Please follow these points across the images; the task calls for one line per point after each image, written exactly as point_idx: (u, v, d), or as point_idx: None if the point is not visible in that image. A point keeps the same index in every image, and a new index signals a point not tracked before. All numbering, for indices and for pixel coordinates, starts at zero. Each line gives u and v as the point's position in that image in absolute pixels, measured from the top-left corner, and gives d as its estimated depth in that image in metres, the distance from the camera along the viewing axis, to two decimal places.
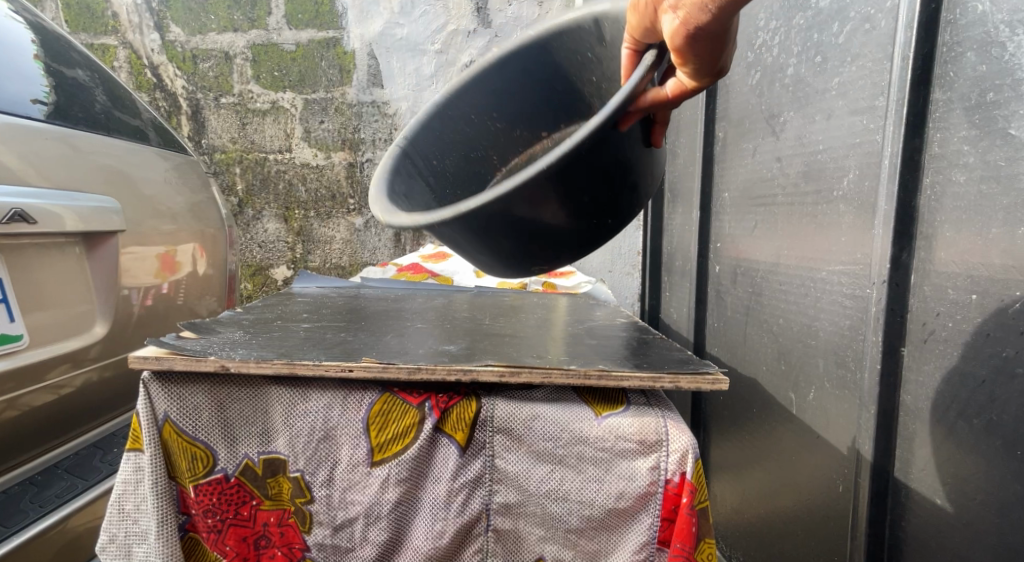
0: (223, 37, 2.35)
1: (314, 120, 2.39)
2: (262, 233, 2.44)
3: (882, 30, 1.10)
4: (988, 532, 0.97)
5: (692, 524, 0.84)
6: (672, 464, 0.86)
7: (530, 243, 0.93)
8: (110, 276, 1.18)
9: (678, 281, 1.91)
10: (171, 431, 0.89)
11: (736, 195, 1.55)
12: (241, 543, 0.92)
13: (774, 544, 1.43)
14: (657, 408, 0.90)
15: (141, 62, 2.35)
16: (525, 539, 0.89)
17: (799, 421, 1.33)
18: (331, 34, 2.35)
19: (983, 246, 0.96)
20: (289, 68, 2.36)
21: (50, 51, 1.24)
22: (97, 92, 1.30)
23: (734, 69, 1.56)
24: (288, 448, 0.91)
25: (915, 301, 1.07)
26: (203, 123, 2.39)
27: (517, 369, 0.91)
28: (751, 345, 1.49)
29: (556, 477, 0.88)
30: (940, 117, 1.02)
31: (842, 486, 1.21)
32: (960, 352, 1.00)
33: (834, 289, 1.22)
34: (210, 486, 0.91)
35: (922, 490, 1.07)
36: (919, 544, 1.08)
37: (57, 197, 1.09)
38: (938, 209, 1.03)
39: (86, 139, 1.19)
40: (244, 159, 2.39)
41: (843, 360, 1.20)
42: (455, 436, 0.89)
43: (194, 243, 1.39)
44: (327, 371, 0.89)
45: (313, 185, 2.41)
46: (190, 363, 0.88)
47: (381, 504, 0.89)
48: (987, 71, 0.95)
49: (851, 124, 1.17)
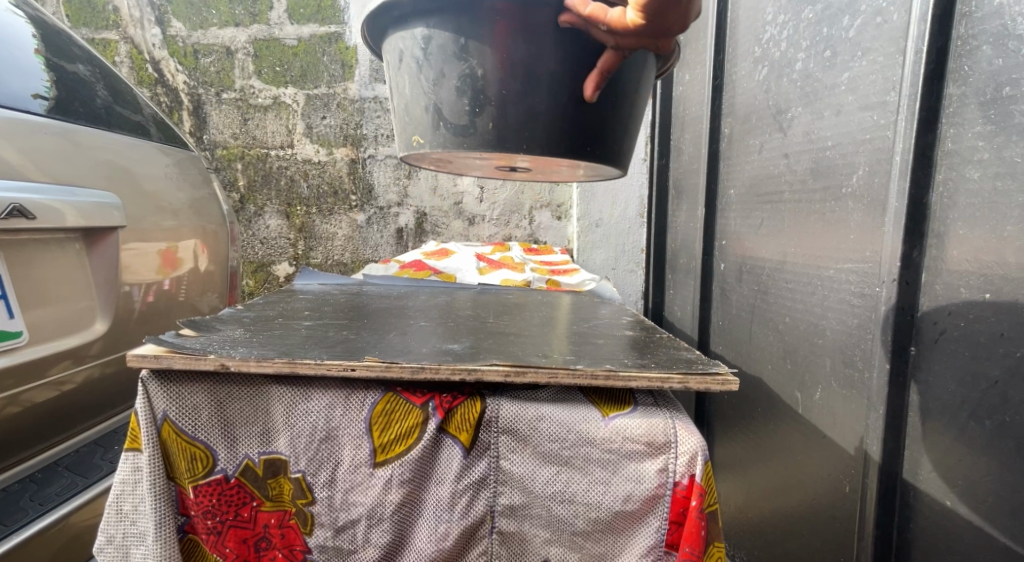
0: (224, 32, 2.33)
1: (316, 116, 2.36)
2: (263, 230, 2.41)
3: (895, 23, 1.08)
4: (1001, 535, 0.95)
5: (701, 528, 0.83)
6: (680, 467, 0.85)
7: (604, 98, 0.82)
8: (112, 272, 1.16)
9: (681, 279, 1.88)
10: (170, 430, 0.88)
11: (743, 191, 1.53)
12: (241, 545, 0.90)
13: (779, 544, 1.42)
14: (665, 410, 0.89)
15: (142, 57, 2.33)
16: (530, 541, 0.88)
17: (805, 420, 1.32)
18: (333, 28, 2.32)
19: (998, 243, 0.94)
20: (291, 64, 2.34)
21: (51, 45, 1.22)
22: (98, 87, 1.29)
23: (740, 64, 1.55)
24: (289, 448, 0.89)
25: (926, 300, 1.05)
26: (205, 118, 2.37)
27: (523, 368, 0.89)
28: (756, 344, 1.48)
29: (562, 479, 0.87)
30: (954, 112, 1.00)
31: (848, 486, 1.20)
32: (973, 351, 0.98)
33: (842, 287, 1.20)
34: (209, 486, 0.89)
35: (932, 491, 1.05)
36: (929, 545, 1.06)
37: (57, 192, 1.07)
38: (950, 206, 1.01)
39: (87, 133, 1.18)
40: (245, 155, 2.37)
41: (850, 359, 1.18)
42: (460, 436, 0.87)
43: (195, 239, 1.38)
44: (329, 370, 0.88)
45: (314, 182, 2.39)
46: (189, 362, 0.87)
47: (383, 505, 0.87)
48: (1003, 65, 0.94)
49: (862, 120, 1.15)
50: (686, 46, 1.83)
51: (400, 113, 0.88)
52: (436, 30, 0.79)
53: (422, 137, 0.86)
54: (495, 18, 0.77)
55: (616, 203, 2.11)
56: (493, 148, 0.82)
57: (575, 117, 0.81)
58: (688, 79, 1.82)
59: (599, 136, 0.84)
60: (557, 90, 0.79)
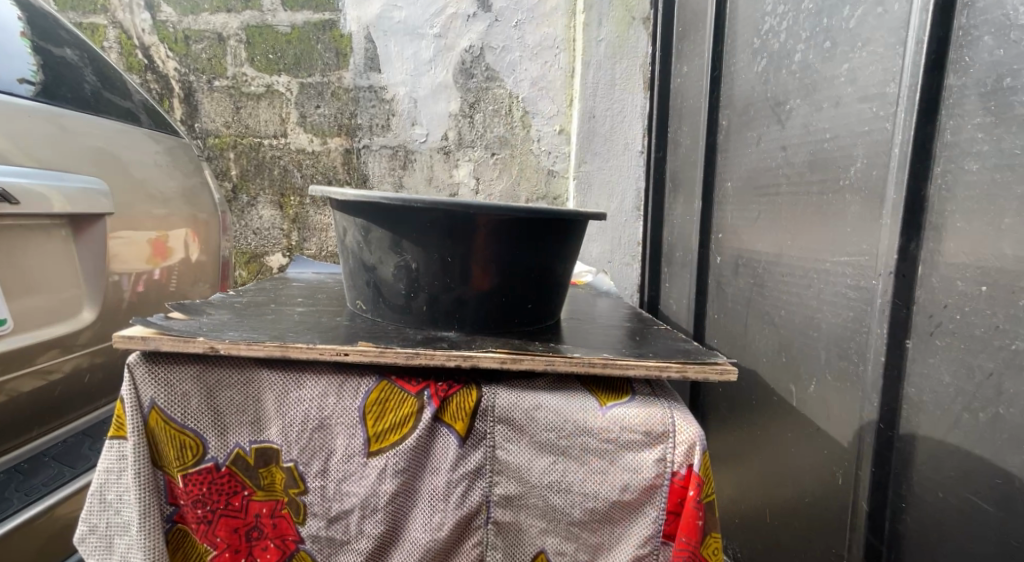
0: (216, 18, 2.06)
1: (310, 105, 2.07)
2: (257, 220, 2.13)
3: (896, 14, 1.08)
4: (991, 525, 0.96)
5: (698, 518, 0.82)
6: (678, 456, 0.84)
7: (509, 287, 1.03)
8: (99, 260, 1.14)
9: (678, 272, 1.86)
10: (158, 418, 0.86)
11: (741, 183, 1.52)
12: (231, 535, 0.89)
13: (772, 536, 1.42)
14: (663, 399, 0.89)
15: (132, 42, 2.07)
16: (526, 531, 0.87)
17: (799, 412, 1.31)
18: (328, 15, 2.04)
19: (995, 236, 0.94)
20: (284, 51, 2.06)
21: (38, 28, 1.20)
22: (87, 72, 1.27)
23: (740, 55, 1.53)
24: (280, 437, 0.88)
25: (922, 293, 1.05)
26: (197, 106, 2.09)
27: (519, 356, 0.89)
28: (752, 336, 1.47)
29: (559, 468, 0.86)
30: (953, 103, 1.00)
31: (841, 477, 1.20)
32: (967, 343, 0.98)
33: (838, 279, 1.20)
34: (199, 475, 0.88)
35: (925, 483, 1.05)
36: (920, 538, 1.06)
37: (43, 176, 1.05)
38: (948, 198, 1.01)
39: (74, 119, 1.16)
40: (239, 144, 2.09)
41: (846, 351, 1.18)
42: (455, 426, 0.86)
43: (186, 228, 1.36)
44: (322, 355, 0.87)
45: (309, 172, 2.10)
46: (178, 344, 0.86)
47: (378, 495, 0.86)
48: (1005, 56, 0.93)
49: (860, 112, 1.15)
50: (685, 38, 1.83)
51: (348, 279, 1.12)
52: (373, 226, 1.01)
53: (363, 303, 1.10)
54: (422, 223, 0.98)
55: (613, 196, 2.00)
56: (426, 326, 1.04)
57: (485, 299, 1.03)
58: (687, 71, 1.81)
59: (502, 316, 1.04)
60: (464, 277, 1.01)
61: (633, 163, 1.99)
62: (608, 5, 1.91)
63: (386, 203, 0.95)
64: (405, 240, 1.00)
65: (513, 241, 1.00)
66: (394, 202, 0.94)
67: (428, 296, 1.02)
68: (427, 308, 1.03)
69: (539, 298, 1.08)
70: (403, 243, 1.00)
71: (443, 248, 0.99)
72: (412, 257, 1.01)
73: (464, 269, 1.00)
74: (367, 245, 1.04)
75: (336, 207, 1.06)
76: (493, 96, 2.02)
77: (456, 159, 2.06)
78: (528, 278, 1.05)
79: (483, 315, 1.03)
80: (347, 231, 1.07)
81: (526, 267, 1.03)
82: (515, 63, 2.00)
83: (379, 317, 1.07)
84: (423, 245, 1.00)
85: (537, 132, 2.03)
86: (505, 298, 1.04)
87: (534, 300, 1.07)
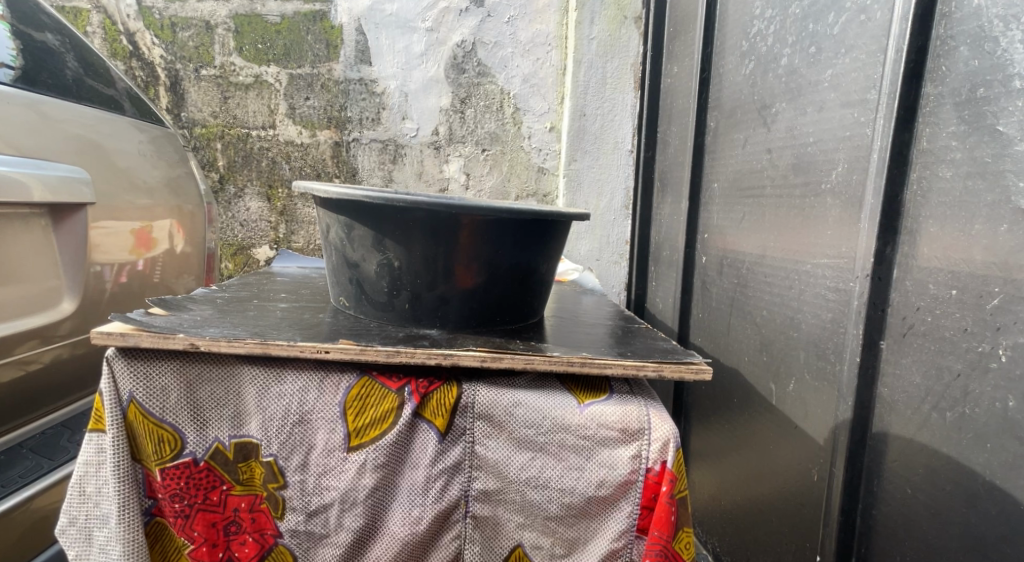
0: (204, 5, 2.04)
1: (299, 97, 2.06)
2: (243, 212, 2.11)
3: (878, 21, 1.09)
4: (956, 521, 0.98)
5: (671, 513, 0.84)
6: (653, 452, 0.86)
7: (491, 286, 1.05)
8: (80, 251, 1.14)
9: (664, 271, 1.87)
10: (137, 411, 0.87)
11: (726, 186, 1.54)
12: (209, 529, 0.89)
13: (749, 531, 1.44)
14: (640, 396, 0.91)
15: (116, 28, 2.05)
16: (503, 525, 0.89)
17: (777, 411, 1.33)
18: (318, 6, 2.03)
19: (966, 242, 0.96)
20: (274, 41, 2.05)
21: (17, 12, 1.19)
22: (68, 58, 1.26)
23: (728, 57, 1.54)
24: (260, 432, 0.89)
25: (897, 295, 1.07)
26: (183, 95, 2.08)
27: (499, 354, 0.90)
28: (734, 336, 1.49)
29: (537, 464, 0.87)
30: (931, 111, 1.02)
31: (816, 475, 1.22)
32: (937, 346, 1.00)
33: (818, 281, 1.22)
34: (177, 469, 0.88)
35: (894, 480, 1.08)
36: (888, 533, 1.09)
37: (23, 165, 1.04)
38: (923, 204, 1.03)
39: (54, 105, 1.15)
40: (226, 135, 2.08)
41: (823, 352, 1.20)
42: (435, 422, 0.88)
43: (171, 219, 1.36)
44: (303, 351, 0.88)
45: (298, 164, 2.09)
46: (158, 341, 0.86)
47: (357, 489, 0.87)
48: (979, 66, 0.95)
49: (842, 117, 1.17)
50: (675, 38, 1.84)
51: (331, 276, 1.13)
52: (356, 223, 1.02)
53: (346, 301, 1.11)
54: (403, 220, 0.99)
55: (602, 194, 2.02)
56: (410, 323, 1.05)
57: (469, 297, 1.04)
58: (676, 72, 1.83)
59: (487, 314, 1.06)
60: (448, 277, 1.02)
61: (622, 162, 2.01)
62: (600, 3, 1.92)
63: (368, 201, 0.96)
64: (387, 237, 1.01)
65: (495, 241, 1.01)
66: (375, 199, 0.95)
67: (413, 297, 1.03)
68: (409, 305, 1.04)
69: (523, 296, 1.09)
70: (385, 240, 1.01)
71: (426, 245, 1.00)
72: (395, 255, 1.02)
73: (446, 268, 1.01)
74: (352, 242, 1.05)
75: (322, 201, 1.07)
76: (483, 92, 2.03)
77: (446, 154, 2.06)
78: (512, 277, 1.06)
79: (467, 313, 1.05)
80: (331, 227, 1.08)
81: (509, 266, 1.05)
82: (507, 59, 2.01)
83: (362, 314, 1.08)
84: (405, 244, 1.01)
85: (528, 129, 2.04)
86: (489, 296, 1.05)
87: (517, 299, 1.09)
